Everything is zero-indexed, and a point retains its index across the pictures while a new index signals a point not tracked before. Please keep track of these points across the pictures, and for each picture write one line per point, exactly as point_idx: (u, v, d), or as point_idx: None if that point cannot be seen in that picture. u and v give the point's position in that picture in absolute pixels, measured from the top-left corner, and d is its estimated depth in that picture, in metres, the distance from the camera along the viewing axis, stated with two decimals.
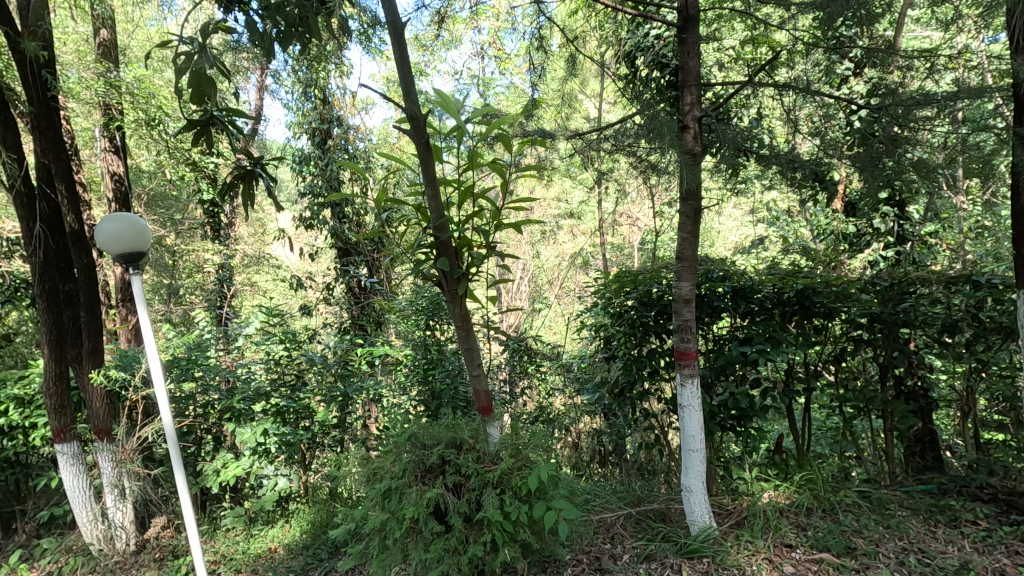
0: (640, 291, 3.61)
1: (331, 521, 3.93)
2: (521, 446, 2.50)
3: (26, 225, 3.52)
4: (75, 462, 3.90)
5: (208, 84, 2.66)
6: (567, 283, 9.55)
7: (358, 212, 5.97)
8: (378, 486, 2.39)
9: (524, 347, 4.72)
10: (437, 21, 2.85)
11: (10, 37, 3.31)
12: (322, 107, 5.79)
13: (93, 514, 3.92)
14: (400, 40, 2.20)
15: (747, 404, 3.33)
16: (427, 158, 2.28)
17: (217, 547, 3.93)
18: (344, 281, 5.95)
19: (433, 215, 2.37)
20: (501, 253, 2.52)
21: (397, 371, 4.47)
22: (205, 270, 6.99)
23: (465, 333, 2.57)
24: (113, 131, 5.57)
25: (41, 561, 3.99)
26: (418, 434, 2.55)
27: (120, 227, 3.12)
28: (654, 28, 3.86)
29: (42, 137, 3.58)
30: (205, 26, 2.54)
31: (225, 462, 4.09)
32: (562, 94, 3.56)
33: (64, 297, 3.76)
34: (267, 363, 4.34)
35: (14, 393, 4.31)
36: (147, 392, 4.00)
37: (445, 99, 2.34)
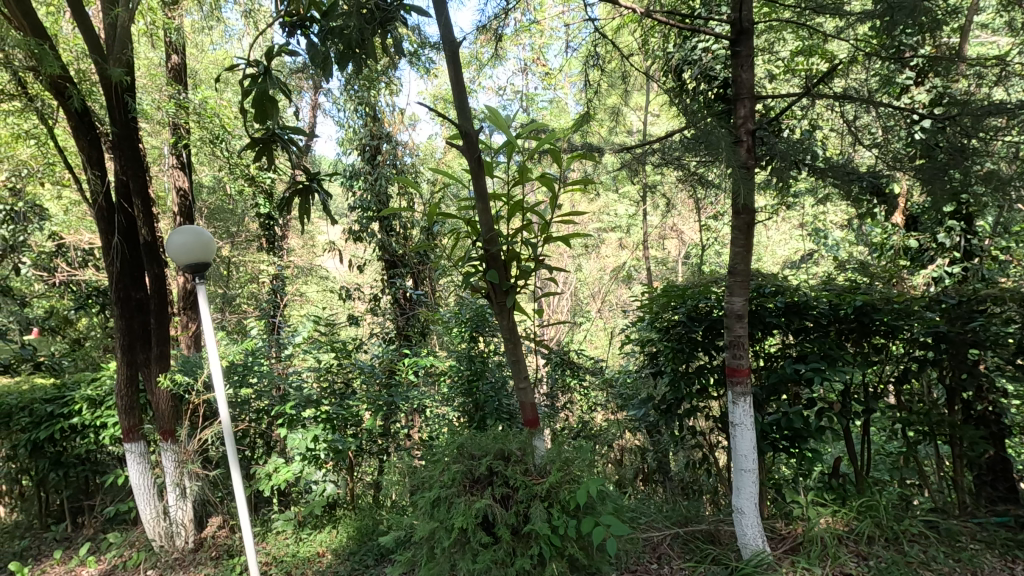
0: (688, 306, 3.53)
1: (378, 528, 4.01)
2: (569, 460, 2.49)
3: (106, 237, 3.79)
4: (141, 461, 4.11)
5: (271, 105, 2.80)
6: (609, 297, 9.46)
7: (406, 225, 6.11)
8: (428, 495, 2.42)
9: (567, 361, 4.70)
10: (487, 40, 2.93)
11: (98, 63, 3.59)
12: (373, 123, 5.99)
13: (156, 511, 4.11)
14: (455, 60, 2.26)
15: (802, 424, 3.20)
16: (478, 173, 2.32)
17: (269, 549, 4.05)
18: (390, 293, 6.11)
19: (483, 228, 2.40)
20: (549, 266, 2.52)
21: (441, 381, 4.57)
22: (260, 281, 7.31)
23: (512, 345, 2.58)
24: (181, 148, 5.93)
25: (107, 555, 4.21)
26: (467, 444, 2.57)
27: (189, 239, 3.32)
28: (703, 41, 3.83)
29: (122, 155, 3.84)
30: (269, 50, 2.67)
31: (276, 467, 4.22)
32: (609, 108, 3.57)
33: (136, 304, 4.01)
34: (317, 371, 4.49)
35: (87, 394, 4.61)
36: (208, 396, 4.19)
37: (496, 115, 2.38)
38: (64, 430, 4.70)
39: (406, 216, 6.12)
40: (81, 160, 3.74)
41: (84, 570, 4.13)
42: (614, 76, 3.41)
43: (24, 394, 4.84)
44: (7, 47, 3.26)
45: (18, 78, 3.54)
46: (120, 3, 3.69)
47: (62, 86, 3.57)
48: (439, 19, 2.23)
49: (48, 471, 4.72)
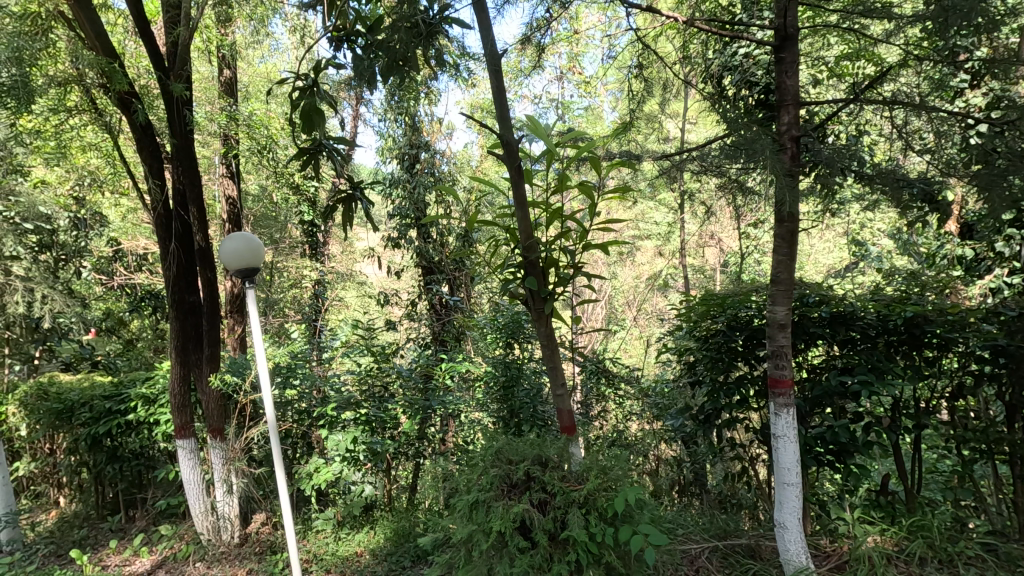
0: (728, 315, 3.47)
1: (414, 531, 4.08)
2: (607, 467, 2.48)
3: (163, 243, 4.01)
4: (192, 456, 4.29)
5: (318, 116, 2.88)
6: (644, 305, 9.36)
7: (443, 232, 6.19)
8: (467, 498, 2.45)
9: (602, 369, 4.68)
10: (525, 50, 2.97)
11: (161, 79, 3.82)
12: (411, 132, 6.13)
13: (205, 506, 4.28)
14: (497, 70, 2.31)
15: (848, 439, 3.10)
16: (518, 181, 2.35)
17: (310, 546, 4.15)
18: (427, 298, 6.21)
19: (522, 235, 2.41)
20: (588, 273, 2.51)
21: (476, 386, 4.56)
22: (303, 286, 7.54)
23: (549, 351, 2.57)
24: (230, 158, 6.18)
25: (158, 547, 4.40)
26: (505, 449, 2.59)
27: (240, 245, 3.48)
28: (744, 47, 3.69)
29: (180, 165, 4.04)
30: (317, 64, 2.76)
31: (317, 467, 4.33)
32: (647, 117, 3.57)
33: (189, 307, 4.20)
34: (357, 374, 4.60)
35: (143, 392, 4.86)
36: (255, 397, 4.34)
37: (536, 124, 2.39)
38: (121, 425, 4.98)
39: (443, 224, 6.21)
40: (143, 170, 3.95)
41: (137, 560, 4.33)
42: (654, 84, 3.41)
43: (85, 390, 5.14)
44: (81, 66, 3.54)
45: (88, 94, 3.78)
46: (182, 23, 3.92)
47: (129, 102, 3.81)
48: (480, 30, 2.27)
49: (105, 464, 4.98)
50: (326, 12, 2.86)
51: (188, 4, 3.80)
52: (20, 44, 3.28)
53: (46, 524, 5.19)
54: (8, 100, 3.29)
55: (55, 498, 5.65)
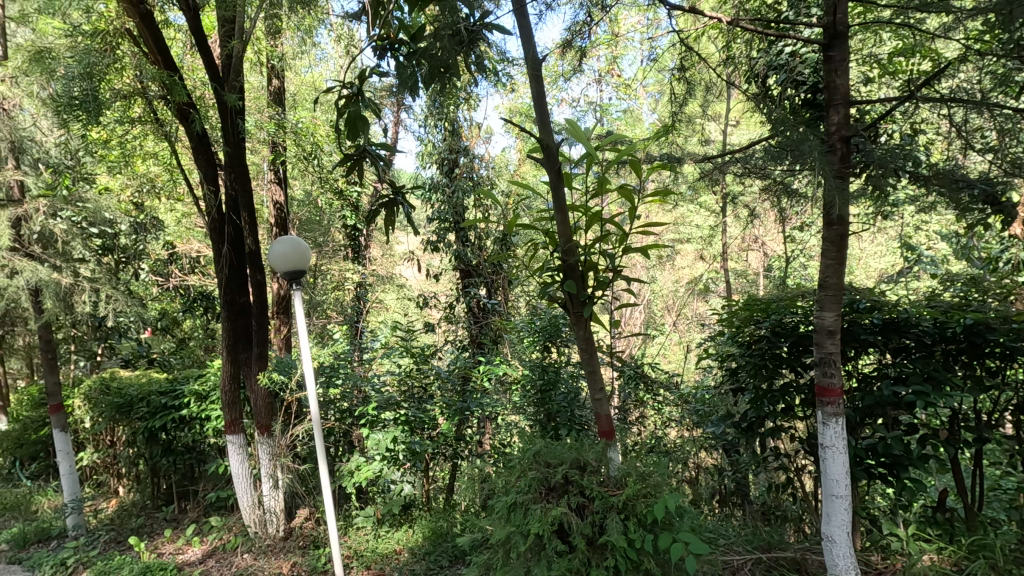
0: (772, 321, 3.38)
1: (452, 531, 4.13)
2: (646, 473, 2.46)
3: (217, 246, 4.19)
4: (241, 451, 4.46)
5: (362, 123, 2.94)
6: (684, 309, 9.21)
7: (481, 236, 6.24)
8: (505, 499, 2.47)
9: (641, 374, 4.64)
10: (565, 54, 2.99)
11: (217, 90, 4.02)
12: (451, 137, 6.21)
13: (252, 500, 4.45)
14: (537, 75, 2.32)
15: (902, 451, 2.97)
16: (557, 185, 2.34)
17: (351, 542, 4.25)
18: (465, 301, 6.27)
19: (561, 239, 2.40)
20: (628, 277, 2.45)
21: (513, 389, 4.57)
22: (345, 288, 7.75)
23: (588, 355, 2.54)
24: (278, 164, 6.41)
25: (209, 537, 4.60)
26: (543, 452, 2.59)
27: (288, 249, 3.61)
28: (789, 46, 3.59)
29: (233, 171, 4.21)
30: (361, 71, 2.80)
31: (358, 465, 4.44)
32: (688, 119, 3.52)
33: (240, 307, 4.37)
34: (397, 375, 4.70)
35: (195, 388, 5.09)
36: (300, 395, 4.49)
37: (576, 128, 2.37)
38: (176, 420, 5.23)
39: (481, 227, 6.26)
40: (199, 176, 4.15)
41: (190, 549, 4.53)
42: (696, 85, 3.36)
43: (143, 386, 5.43)
44: (144, 80, 3.80)
45: (150, 106, 4.01)
46: (236, 36, 4.11)
47: (187, 112, 4.01)
48: (520, 37, 2.28)
49: (160, 457, 5.24)
50: (370, 21, 2.94)
51: (242, 18, 3.99)
52: (92, 60, 3.58)
53: (107, 511, 5.50)
54: (79, 113, 3.53)
55: (115, 488, 5.99)
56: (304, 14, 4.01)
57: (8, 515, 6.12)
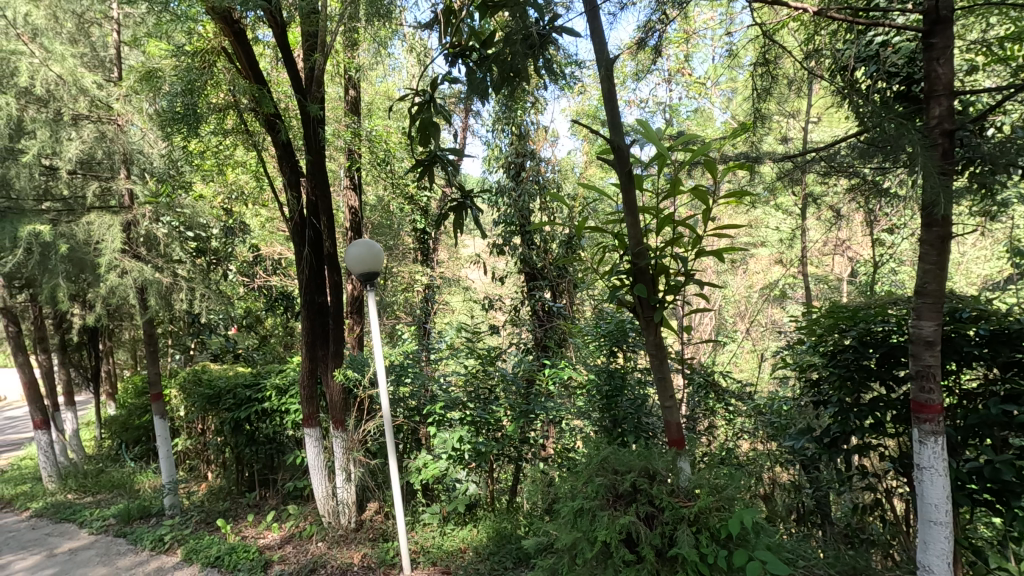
0: (860, 329, 3.15)
1: (515, 533, 4.15)
2: (720, 485, 2.36)
3: (298, 249, 4.43)
4: (317, 444, 4.68)
5: (434, 129, 3.00)
6: (759, 316, 8.78)
7: (547, 239, 6.22)
8: (572, 504, 2.44)
9: (711, 383, 4.46)
10: (637, 53, 2.93)
11: (301, 101, 4.27)
12: (518, 141, 6.25)
13: (327, 491, 4.66)
14: (609, 73, 2.25)
15: (1013, 478, 2.68)
16: (628, 186, 2.27)
17: (418, 538, 4.36)
18: (530, 304, 6.25)
19: (631, 241, 2.31)
20: (701, 281, 2.32)
21: (578, 395, 4.50)
22: (414, 289, 7.98)
23: (658, 362, 2.39)
24: (353, 170, 6.71)
25: (287, 524, 4.86)
26: (611, 458, 2.54)
27: (364, 252, 3.77)
28: (881, 35, 3.34)
29: (314, 177, 4.43)
30: (433, 80, 2.81)
31: (425, 462, 4.59)
32: (765, 116, 3.35)
33: (318, 307, 4.59)
34: (463, 376, 4.78)
35: (277, 383, 5.41)
36: (372, 392, 4.66)
37: (647, 127, 2.24)
38: (259, 412, 5.57)
39: (547, 230, 6.24)
40: (283, 183, 4.42)
41: (270, 534, 4.81)
42: (776, 81, 3.20)
43: (230, 379, 5.86)
44: (237, 94, 4.10)
45: (241, 118, 4.33)
46: (318, 50, 4.34)
47: (274, 123, 4.27)
48: (592, 35, 2.24)
49: (244, 446, 5.60)
50: (443, 30, 3.01)
51: (323, 32, 4.20)
52: (193, 77, 3.94)
53: (198, 494, 5.94)
54: (181, 125, 3.93)
55: (205, 473, 6.46)
56: (380, 25, 4.17)
57: (116, 492, 6.76)
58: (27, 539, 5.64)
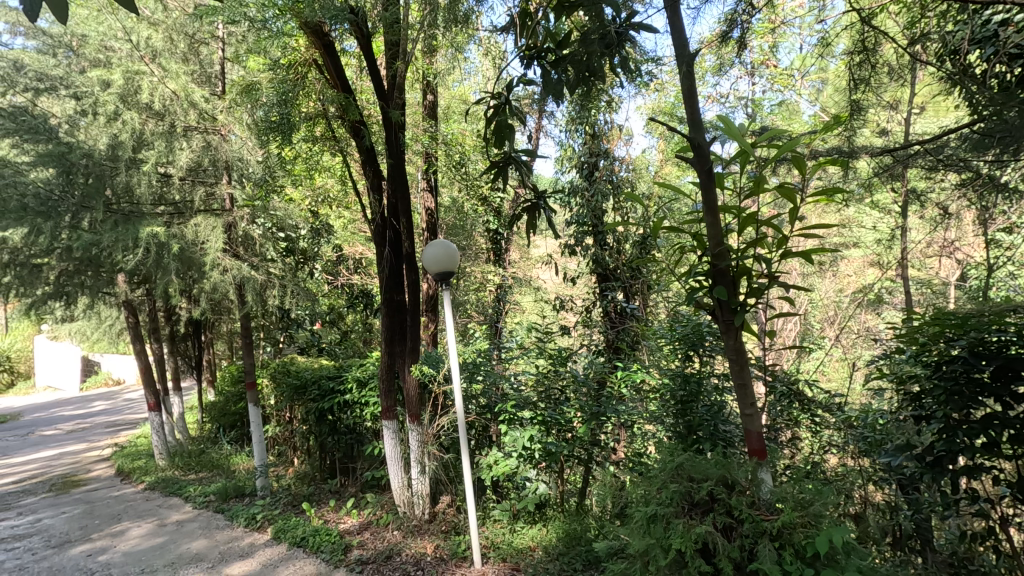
0: (971, 338, 2.86)
1: (586, 535, 4.10)
2: (805, 500, 2.23)
3: (379, 248, 4.64)
4: (394, 436, 4.88)
5: (507, 131, 3.02)
6: (849, 322, 8.18)
7: (620, 239, 6.11)
8: (645, 510, 2.39)
9: (795, 392, 4.19)
10: (719, 46, 2.83)
11: (384, 108, 4.49)
12: (591, 141, 6.19)
13: (402, 482, 4.83)
14: (689, 67, 2.17)
15: None
16: (708, 185, 2.17)
17: (488, 534, 4.44)
18: (602, 305, 6.13)
19: (710, 241, 2.20)
20: (787, 284, 2.18)
21: (650, 399, 4.38)
22: (486, 289, 8.12)
23: (737, 367, 2.25)
24: (430, 173, 6.93)
25: (365, 511, 5.10)
26: (687, 465, 2.46)
27: (440, 251, 3.89)
28: (999, 13, 3.03)
29: (394, 180, 4.60)
30: (508, 83, 2.82)
31: (496, 459, 4.68)
32: (858, 106, 3.13)
33: (396, 305, 4.77)
34: (535, 376, 4.81)
35: (357, 376, 5.68)
36: (446, 388, 4.79)
37: (729, 124, 2.02)
38: (341, 403, 5.87)
39: (621, 231, 6.13)
40: (366, 186, 4.65)
41: (350, 519, 5.07)
42: (873, 70, 2.98)
43: (316, 371, 6.25)
44: (326, 103, 4.38)
45: (330, 125, 4.62)
46: (399, 58, 4.53)
47: (358, 129, 4.49)
48: (671, 30, 2.18)
49: (327, 434, 5.94)
50: (519, 33, 3.04)
51: (405, 42, 4.39)
52: (287, 88, 4.28)
53: (286, 477, 6.37)
54: (276, 132, 4.26)
55: (292, 458, 6.91)
56: (457, 32, 4.28)
57: (215, 471, 7.38)
58: (142, 509, 6.30)
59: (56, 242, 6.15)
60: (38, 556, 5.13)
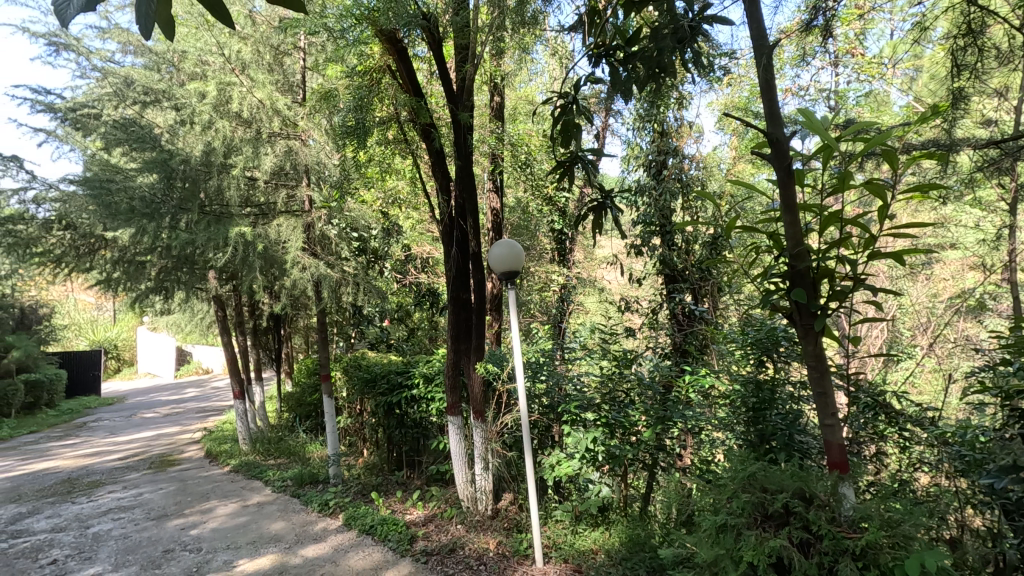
0: None
1: (650, 542, 3.91)
2: (892, 519, 2.08)
3: (447, 248, 4.76)
4: (459, 432, 4.98)
5: (574, 131, 3.01)
6: (945, 330, 7.51)
7: (689, 239, 5.91)
8: (714, 518, 2.33)
9: (881, 404, 3.89)
10: (801, 35, 2.68)
11: (454, 111, 4.60)
12: (659, 138, 6.03)
13: (465, 478, 4.92)
14: (767, 59, 2.07)
15: None
16: (786, 182, 2.06)
17: (550, 534, 4.45)
18: (669, 307, 5.96)
19: (787, 242, 2.09)
20: (874, 287, 2.03)
21: (720, 405, 4.21)
22: (550, 289, 8.12)
23: (818, 375, 2.13)
24: (496, 173, 7.01)
25: (430, 504, 5.25)
26: (760, 474, 2.35)
27: (506, 251, 3.93)
28: None
29: (462, 181, 4.69)
30: (574, 81, 2.80)
31: (559, 460, 4.69)
32: (959, 93, 2.87)
33: (463, 303, 4.87)
34: (599, 377, 4.77)
35: (423, 372, 5.83)
36: (510, 387, 4.84)
37: (812, 117, 1.90)
38: (408, 398, 6.05)
39: (689, 231, 5.95)
40: (436, 187, 4.78)
41: (415, 511, 5.24)
42: (978, 54, 2.72)
43: (385, 367, 6.49)
44: (399, 107, 4.54)
45: (402, 128, 4.78)
46: (469, 62, 4.62)
47: (429, 132, 4.62)
48: (748, 21, 2.10)
49: (395, 427, 6.15)
50: (587, 31, 3.01)
51: (474, 45, 4.47)
52: (363, 94, 4.49)
53: (356, 467, 6.65)
54: (351, 137, 4.46)
55: (362, 449, 7.21)
56: (525, 33, 4.31)
57: (292, 458, 7.82)
58: (228, 490, 6.78)
59: (157, 241, 6.71)
60: (140, 527, 5.64)
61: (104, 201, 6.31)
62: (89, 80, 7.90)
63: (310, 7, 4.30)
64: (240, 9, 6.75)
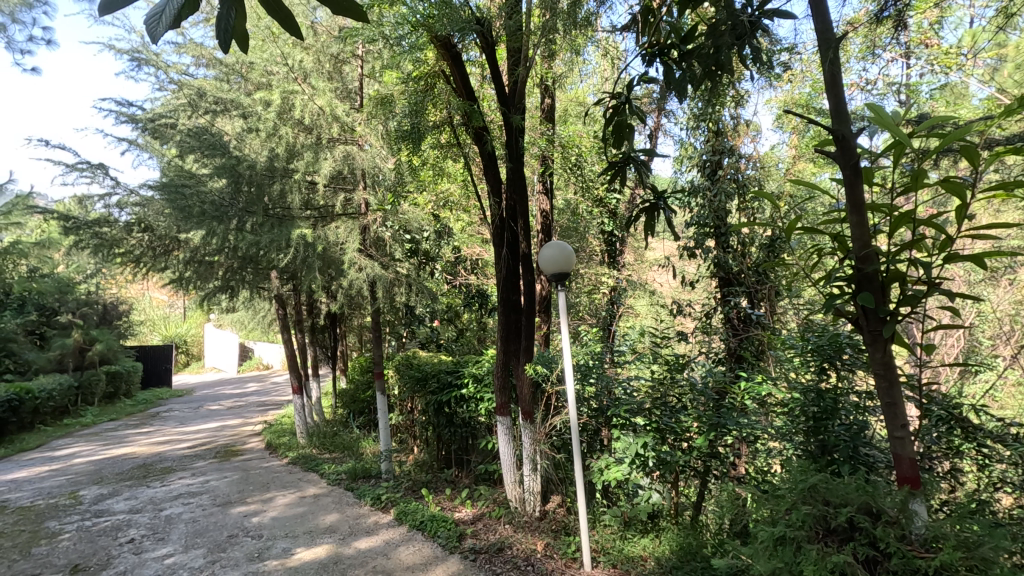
0: None
1: (702, 552, 3.83)
2: (969, 540, 1.95)
3: (498, 250, 4.81)
4: (507, 432, 5.01)
5: (627, 131, 2.97)
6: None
7: (745, 241, 5.72)
8: (773, 530, 2.25)
9: (957, 416, 3.55)
10: (870, 27, 2.55)
11: (506, 114, 4.65)
12: (714, 138, 5.88)
13: (514, 478, 4.95)
14: (833, 53, 1.98)
15: None
16: (852, 181, 1.96)
17: (599, 538, 4.42)
18: (723, 311, 5.84)
19: (854, 243, 1.99)
20: (950, 292, 1.90)
21: (776, 414, 4.08)
22: (599, 291, 8.05)
23: (886, 384, 2.02)
24: (547, 175, 7.02)
25: (478, 503, 5.31)
26: (822, 486, 2.27)
27: (556, 253, 3.92)
28: None
29: (513, 183, 4.73)
30: (628, 80, 2.75)
31: (608, 464, 4.63)
32: None
33: (512, 305, 4.90)
34: (650, 381, 4.69)
35: (472, 372, 5.90)
36: (559, 389, 4.83)
37: (882, 113, 1.80)
38: (457, 398, 6.13)
39: (746, 232, 5.76)
40: (487, 190, 4.84)
41: (464, 509, 5.31)
42: None
43: (435, 366, 6.60)
44: (452, 112, 4.63)
45: (454, 132, 4.85)
46: (521, 64, 4.65)
47: (481, 135, 4.68)
48: (812, 15, 2.02)
49: (444, 426, 6.25)
50: (641, 29, 2.96)
51: (527, 48, 4.50)
52: (419, 100, 4.62)
53: (407, 463, 6.81)
54: (406, 141, 4.58)
55: (412, 446, 7.37)
56: (577, 34, 4.30)
57: (346, 453, 8.08)
58: (287, 481, 7.07)
59: (224, 243, 7.08)
60: (208, 512, 5.97)
61: (179, 205, 6.63)
62: (166, 92, 8.44)
63: (369, 16, 4.44)
64: (303, 21, 7.07)
